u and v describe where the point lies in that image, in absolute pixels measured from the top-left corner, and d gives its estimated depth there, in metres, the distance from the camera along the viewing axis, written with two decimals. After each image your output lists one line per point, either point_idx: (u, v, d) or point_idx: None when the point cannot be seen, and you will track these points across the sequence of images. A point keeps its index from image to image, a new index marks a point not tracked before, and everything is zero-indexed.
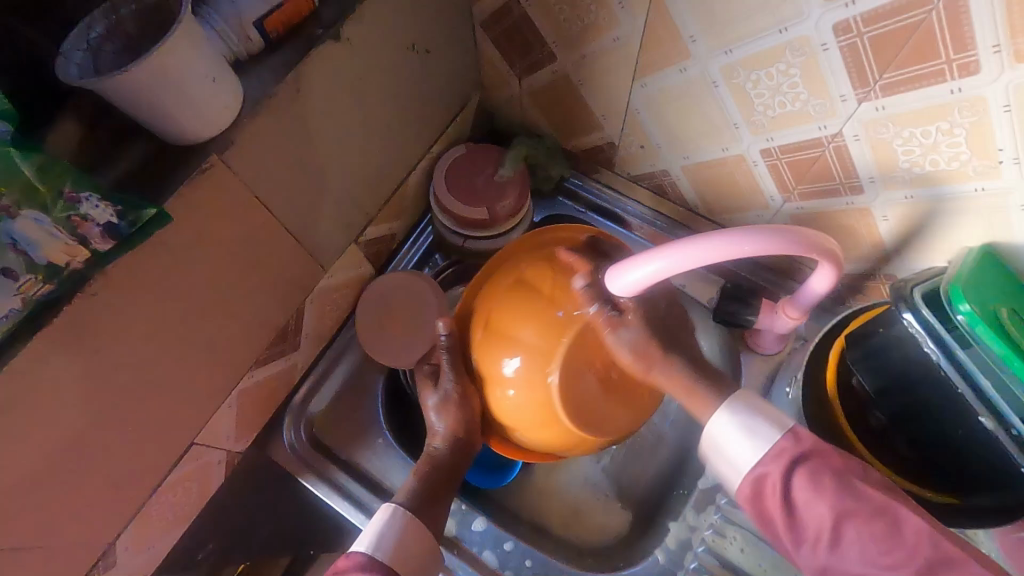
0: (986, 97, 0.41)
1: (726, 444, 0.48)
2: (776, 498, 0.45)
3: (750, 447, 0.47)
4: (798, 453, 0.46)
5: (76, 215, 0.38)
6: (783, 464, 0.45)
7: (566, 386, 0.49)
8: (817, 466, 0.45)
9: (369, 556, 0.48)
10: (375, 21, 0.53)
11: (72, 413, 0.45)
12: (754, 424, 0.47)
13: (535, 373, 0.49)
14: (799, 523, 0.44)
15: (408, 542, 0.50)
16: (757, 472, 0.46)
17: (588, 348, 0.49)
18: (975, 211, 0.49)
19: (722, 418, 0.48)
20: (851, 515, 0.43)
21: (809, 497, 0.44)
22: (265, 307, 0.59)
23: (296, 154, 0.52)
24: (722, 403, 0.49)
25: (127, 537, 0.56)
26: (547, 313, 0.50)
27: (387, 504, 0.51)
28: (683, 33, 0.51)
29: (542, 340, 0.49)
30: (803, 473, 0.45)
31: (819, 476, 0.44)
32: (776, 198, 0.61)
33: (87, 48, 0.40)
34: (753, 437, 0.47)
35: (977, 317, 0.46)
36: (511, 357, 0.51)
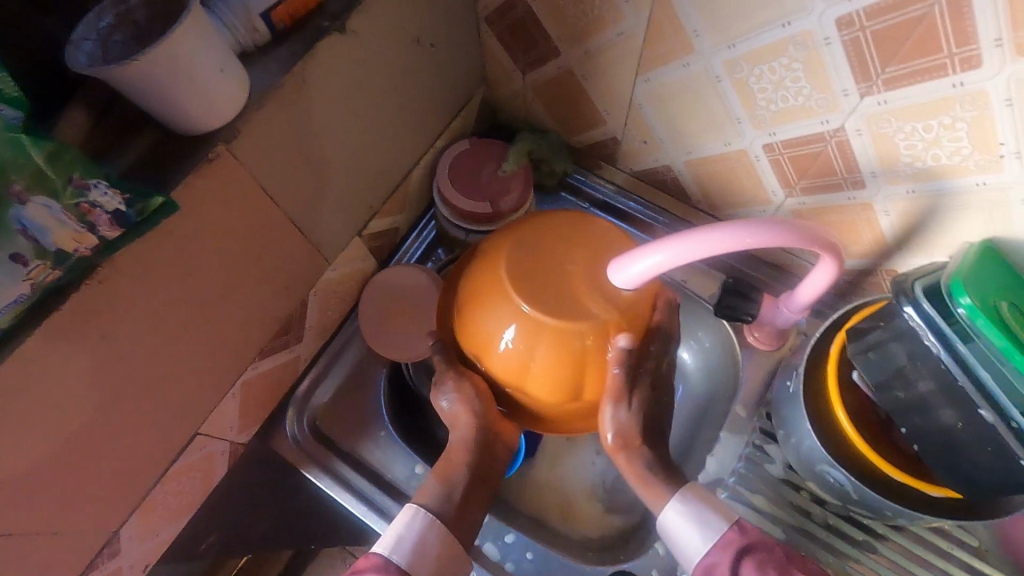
0: (987, 91, 0.41)
1: (678, 533, 0.52)
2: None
3: (700, 541, 0.51)
4: (743, 544, 0.50)
5: (85, 203, 0.39)
6: (730, 555, 0.49)
7: (528, 283, 0.49)
8: (762, 558, 0.49)
9: (386, 557, 0.50)
10: (381, 14, 0.54)
11: (78, 401, 0.45)
12: (703, 517, 0.52)
13: (509, 300, 0.49)
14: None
15: (428, 546, 0.51)
16: (706, 563, 0.50)
17: (528, 246, 0.51)
18: (976, 206, 0.49)
19: (673, 509, 0.53)
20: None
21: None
22: (269, 299, 0.59)
23: (302, 146, 0.52)
24: (674, 495, 0.53)
25: (131, 526, 0.57)
26: (490, 257, 0.53)
27: (410, 504, 0.53)
28: (686, 28, 0.52)
29: (490, 274, 0.52)
30: (749, 563, 0.49)
31: (764, 567, 0.48)
32: (778, 193, 0.61)
33: (96, 37, 0.41)
34: (703, 532, 0.51)
35: (977, 309, 0.46)
36: (488, 320, 0.51)
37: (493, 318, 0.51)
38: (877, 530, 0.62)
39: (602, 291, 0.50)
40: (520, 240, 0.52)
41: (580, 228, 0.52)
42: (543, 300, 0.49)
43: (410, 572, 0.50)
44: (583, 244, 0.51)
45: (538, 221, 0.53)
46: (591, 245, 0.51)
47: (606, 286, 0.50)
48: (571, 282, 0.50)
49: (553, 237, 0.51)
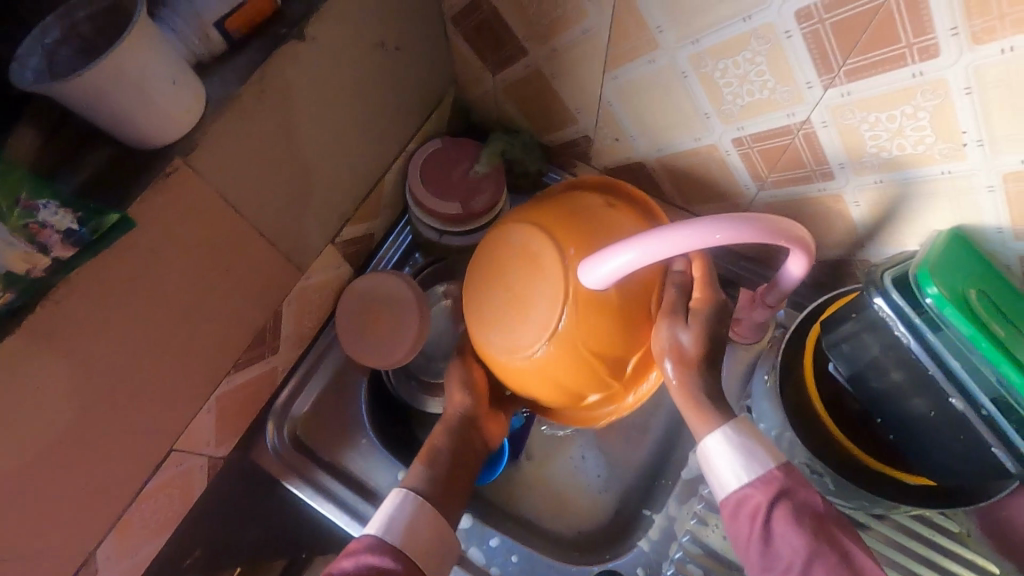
0: (947, 80, 0.41)
1: (717, 461, 0.50)
2: (755, 522, 0.47)
3: (741, 474, 0.49)
4: (786, 486, 0.48)
5: (34, 223, 0.38)
6: (770, 493, 0.47)
7: (479, 325, 0.56)
8: (800, 502, 0.47)
9: (379, 538, 0.49)
10: (341, 18, 0.53)
11: (43, 424, 0.45)
12: (751, 451, 0.49)
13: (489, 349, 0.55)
14: (772, 551, 0.46)
15: (419, 529, 0.50)
16: (742, 494, 0.48)
17: (475, 285, 0.56)
18: (941, 195, 0.49)
19: (719, 438, 0.50)
20: (824, 555, 0.44)
21: (789, 530, 0.45)
22: (241, 311, 0.58)
23: (265, 155, 0.52)
24: (725, 424, 0.51)
25: (109, 545, 0.56)
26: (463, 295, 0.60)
27: (398, 490, 0.52)
28: (650, 24, 0.51)
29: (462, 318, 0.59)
30: (786, 506, 0.46)
31: (800, 514, 0.46)
32: (750, 186, 0.61)
33: (42, 53, 0.40)
34: (747, 464, 0.49)
35: (944, 299, 0.46)
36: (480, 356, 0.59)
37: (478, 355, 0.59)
38: (861, 520, 0.61)
39: (541, 298, 0.52)
40: (474, 288, 0.57)
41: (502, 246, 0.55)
42: (490, 339, 0.55)
43: (404, 551, 0.49)
44: (511, 267, 0.54)
45: (480, 250, 0.57)
46: (515, 263, 0.54)
47: (535, 300, 0.52)
48: (508, 310, 0.53)
49: (489, 267, 0.55)
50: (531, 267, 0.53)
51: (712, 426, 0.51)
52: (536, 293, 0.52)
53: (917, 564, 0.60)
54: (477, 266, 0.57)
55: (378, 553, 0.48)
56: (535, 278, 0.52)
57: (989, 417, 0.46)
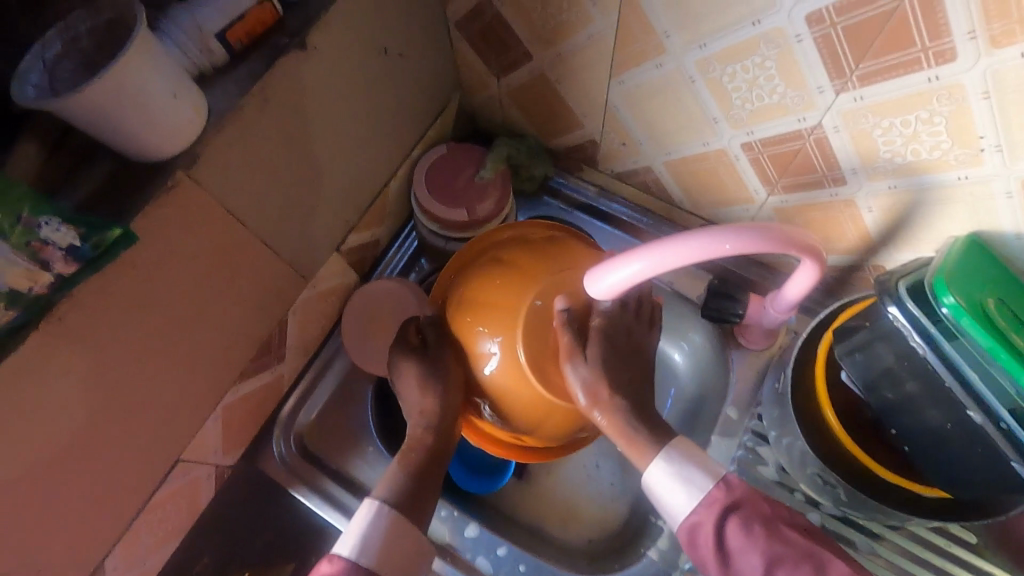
0: (964, 84, 0.40)
1: (663, 491, 0.51)
2: (709, 547, 0.47)
3: (687, 498, 0.50)
4: (730, 501, 0.49)
5: (36, 240, 0.37)
6: (716, 513, 0.48)
7: (536, 358, 0.53)
8: (748, 514, 0.48)
9: (354, 561, 0.47)
10: (343, 26, 0.52)
11: (49, 439, 0.45)
12: (686, 474, 0.50)
13: (491, 332, 0.54)
14: (735, 571, 0.47)
15: (394, 543, 0.49)
16: (691, 522, 0.49)
17: (542, 317, 0.53)
18: (957, 200, 0.48)
19: (660, 467, 0.51)
20: (782, 561, 0.45)
21: (743, 546, 0.46)
22: (246, 320, 0.58)
23: (269, 165, 0.51)
24: (660, 452, 0.52)
25: (117, 556, 0.56)
26: (497, 303, 0.55)
27: (369, 502, 0.51)
28: (656, 29, 0.50)
29: (504, 330, 0.54)
30: (734, 521, 0.47)
31: (750, 525, 0.47)
32: (760, 191, 0.60)
33: (44, 68, 0.40)
34: (688, 489, 0.50)
35: (962, 309, 0.45)
36: (478, 362, 0.56)
37: (487, 367, 0.55)
38: (872, 529, 0.61)
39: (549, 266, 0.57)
40: (472, 282, 0.58)
41: (499, 241, 0.61)
42: (542, 380, 0.53)
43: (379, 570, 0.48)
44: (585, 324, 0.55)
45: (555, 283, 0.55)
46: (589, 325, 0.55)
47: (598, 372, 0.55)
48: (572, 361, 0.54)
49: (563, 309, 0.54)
50: (533, 249, 0.59)
51: (647, 458, 0.52)
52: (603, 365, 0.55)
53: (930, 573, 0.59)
54: (474, 263, 0.60)
55: None
56: (540, 257, 0.58)
57: (1009, 430, 0.45)
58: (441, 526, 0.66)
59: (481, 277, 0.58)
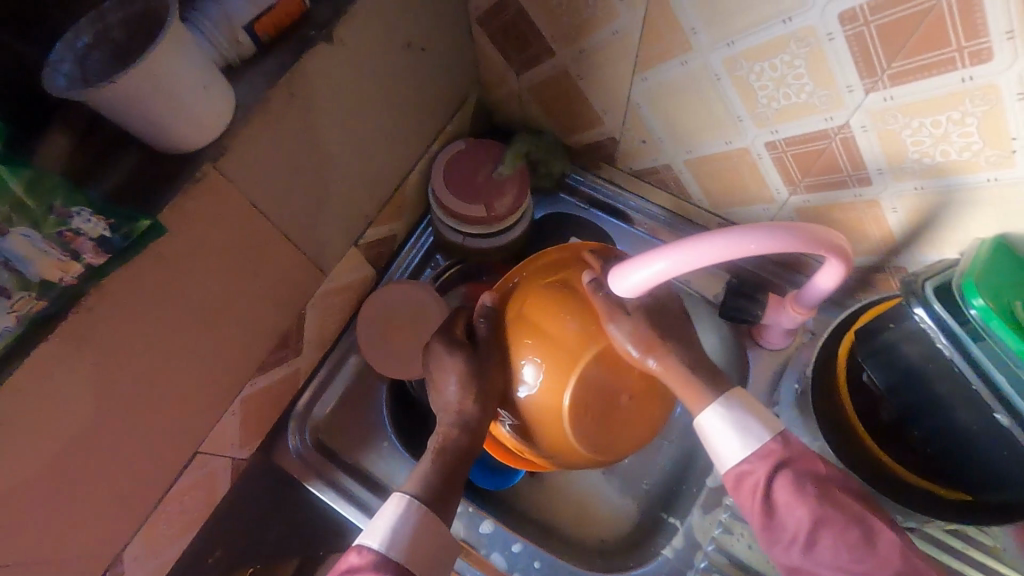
0: (999, 85, 0.40)
1: (715, 440, 0.50)
2: (756, 496, 0.47)
3: (739, 448, 0.48)
4: (785, 456, 0.48)
5: (68, 230, 0.38)
6: (769, 466, 0.47)
7: (574, 405, 0.51)
8: (800, 471, 0.47)
9: (381, 554, 0.47)
10: (368, 19, 0.52)
11: (75, 429, 0.45)
12: (744, 425, 0.49)
13: (546, 369, 0.51)
14: (777, 524, 0.46)
15: (423, 538, 0.48)
16: (741, 470, 0.48)
17: (594, 366, 0.51)
18: (985, 202, 0.47)
19: (715, 413, 0.49)
20: (829, 523, 0.45)
21: (791, 501, 0.46)
22: (265, 314, 0.58)
23: (292, 158, 0.51)
24: (718, 399, 0.50)
25: (136, 546, 0.56)
26: (553, 332, 0.51)
27: (398, 496, 0.50)
28: (684, 26, 0.50)
29: (560, 369, 0.51)
30: (786, 476, 0.46)
31: (802, 482, 0.46)
32: (782, 191, 0.60)
33: (75, 58, 0.40)
34: (743, 438, 0.49)
35: (992, 312, 0.44)
36: (515, 380, 0.53)
37: (527, 394, 0.52)
38: None
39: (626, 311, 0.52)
40: (541, 303, 0.53)
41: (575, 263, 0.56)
42: (577, 430, 0.51)
43: (406, 566, 0.47)
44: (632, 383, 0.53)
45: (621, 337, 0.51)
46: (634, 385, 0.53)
47: (627, 431, 0.54)
48: (608, 416, 0.52)
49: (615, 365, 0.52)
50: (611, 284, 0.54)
51: (705, 403, 0.50)
52: (634, 424, 0.54)
53: None
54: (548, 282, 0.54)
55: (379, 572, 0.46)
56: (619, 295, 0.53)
57: None
58: (457, 522, 0.66)
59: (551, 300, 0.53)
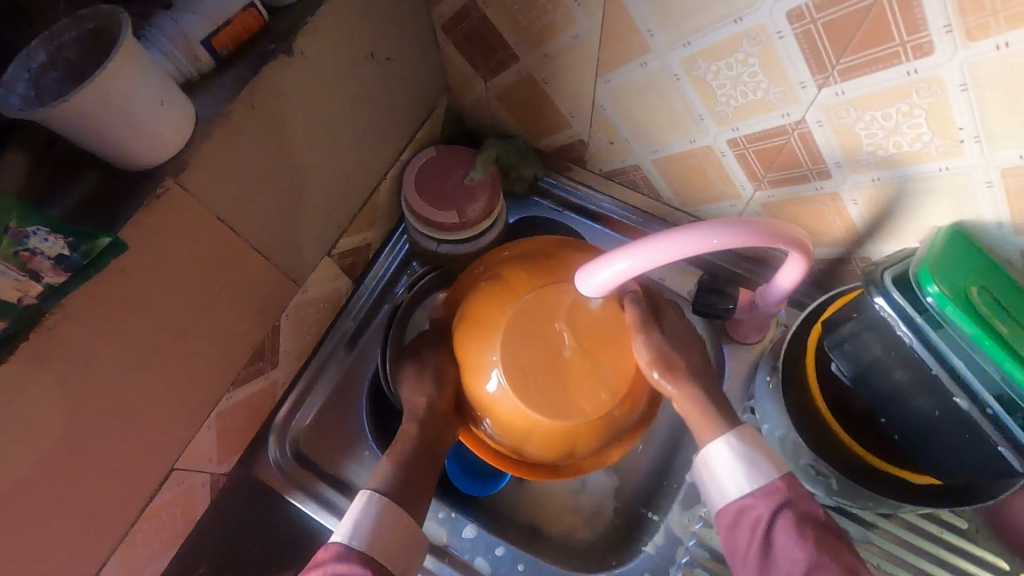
0: (942, 78, 0.41)
1: (720, 471, 0.51)
2: (754, 532, 0.47)
3: (743, 483, 0.49)
4: (787, 497, 0.48)
5: (24, 250, 0.38)
6: (771, 503, 0.48)
7: (512, 376, 0.51)
8: (802, 513, 0.47)
9: (346, 546, 0.48)
10: (328, 30, 0.52)
11: (43, 450, 0.45)
12: (753, 462, 0.50)
13: (499, 352, 0.51)
14: (770, 561, 0.46)
15: (386, 529, 0.49)
16: (744, 504, 0.49)
17: (520, 339, 0.51)
18: (940, 191, 0.48)
19: (724, 446, 0.51)
20: (825, 569, 0.44)
21: (790, 540, 0.45)
22: (238, 328, 0.58)
23: (257, 170, 0.51)
24: (727, 435, 0.52)
25: (112, 567, 0.56)
26: (482, 319, 0.54)
27: (364, 491, 0.51)
28: (641, 28, 0.51)
29: (510, 346, 0.51)
30: (787, 518, 0.47)
31: (802, 524, 0.46)
32: (747, 186, 0.61)
33: (29, 78, 0.40)
34: (749, 474, 0.50)
35: (946, 298, 0.46)
36: (472, 382, 0.54)
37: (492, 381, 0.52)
38: (865, 518, 0.61)
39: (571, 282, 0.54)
40: (488, 296, 0.55)
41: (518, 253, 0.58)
42: (533, 401, 0.50)
43: (372, 555, 0.48)
44: (574, 334, 0.51)
45: (540, 295, 0.52)
46: (578, 337, 0.51)
47: (590, 390, 0.51)
48: (558, 377, 0.51)
49: (546, 322, 0.51)
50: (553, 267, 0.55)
51: (717, 433, 0.52)
52: (605, 398, 0.52)
53: (928, 562, 0.59)
54: (497, 275, 0.56)
55: (345, 561, 0.47)
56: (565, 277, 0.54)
57: (995, 416, 0.46)
58: (438, 528, 0.66)
59: (493, 290, 0.55)
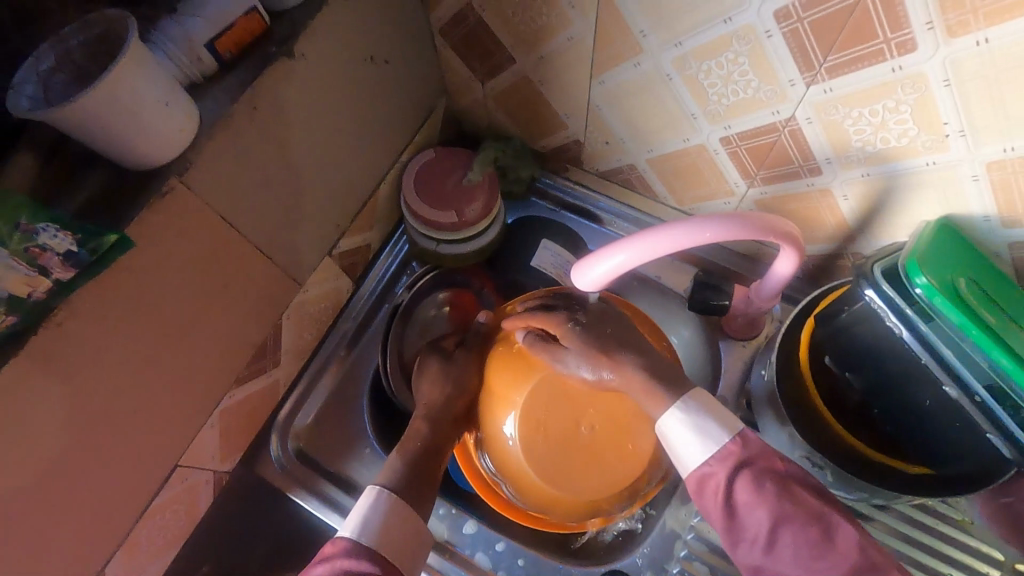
0: (926, 73, 0.42)
1: (676, 441, 0.49)
2: (717, 499, 0.46)
3: (699, 450, 0.48)
4: (744, 457, 0.47)
5: (34, 246, 0.39)
6: (728, 468, 0.46)
7: (531, 427, 0.55)
8: (761, 470, 0.46)
9: (354, 541, 0.48)
10: (328, 33, 0.54)
11: (50, 444, 0.45)
12: (704, 428, 0.48)
13: (529, 411, 0.55)
14: (737, 524, 0.45)
15: (393, 526, 0.50)
16: (702, 473, 0.47)
17: (548, 401, 0.55)
18: (928, 186, 0.49)
19: (675, 415, 0.50)
20: (790, 520, 0.43)
21: (751, 501, 0.44)
22: (241, 326, 0.59)
23: (259, 170, 0.52)
24: (677, 402, 0.50)
25: (117, 564, 0.56)
26: (525, 360, 0.56)
27: (371, 487, 0.52)
28: (633, 29, 0.52)
29: (538, 409, 0.55)
30: (746, 477, 0.45)
31: (761, 481, 0.45)
32: (740, 183, 0.62)
33: (38, 79, 0.41)
34: (702, 441, 0.48)
35: (934, 288, 0.46)
36: (490, 412, 0.57)
37: (507, 430, 0.56)
38: (863, 511, 0.62)
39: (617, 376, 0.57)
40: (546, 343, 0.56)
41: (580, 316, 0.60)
42: (535, 466, 0.55)
43: (379, 551, 0.48)
44: (593, 416, 0.56)
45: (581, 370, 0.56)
46: (594, 420, 0.56)
47: (587, 471, 0.56)
48: (567, 443, 0.55)
49: (573, 395, 0.56)
50: None
51: (665, 405, 0.50)
52: (595, 480, 0.57)
53: (923, 554, 0.60)
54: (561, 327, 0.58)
55: (353, 557, 0.47)
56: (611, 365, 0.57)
57: (984, 403, 0.47)
58: (439, 524, 0.67)
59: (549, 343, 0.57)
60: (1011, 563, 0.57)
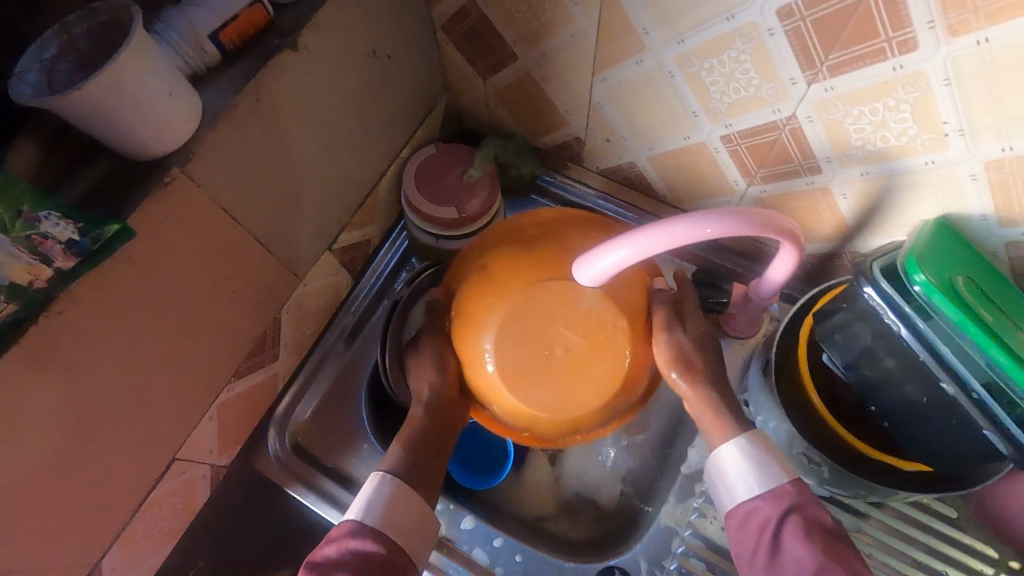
0: (926, 72, 0.42)
1: (731, 473, 0.52)
2: (762, 534, 0.48)
3: (752, 486, 0.51)
4: (796, 500, 0.49)
5: (36, 234, 0.39)
6: (780, 505, 0.49)
7: (507, 371, 0.50)
8: (810, 517, 0.48)
9: (358, 522, 0.49)
10: (332, 27, 0.54)
11: (49, 435, 0.45)
12: (762, 464, 0.52)
13: (496, 345, 0.50)
14: (777, 562, 0.47)
15: (401, 506, 0.51)
16: (751, 506, 0.50)
17: (517, 329, 0.50)
18: (926, 184, 0.50)
19: (736, 450, 0.53)
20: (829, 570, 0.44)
21: (794, 540, 0.47)
22: (241, 319, 0.59)
23: (262, 162, 0.52)
24: (740, 438, 0.53)
25: (113, 557, 0.56)
26: (473, 316, 0.52)
27: (375, 472, 0.53)
28: (636, 26, 0.52)
29: (509, 338, 0.50)
30: (795, 518, 0.48)
31: (810, 527, 0.47)
32: (740, 182, 0.62)
33: (40, 68, 0.41)
34: (758, 477, 0.51)
35: (932, 286, 0.47)
36: (471, 372, 0.53)
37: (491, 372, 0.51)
38: (859, 509, 0.63)
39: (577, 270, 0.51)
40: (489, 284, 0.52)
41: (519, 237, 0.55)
42: (532, 393, 0.50)
43: (385, 530, 0.50)
44: (572, 325, 0.50)
45: (537, 285, 0.50)
46: (577, 327, 0.50)
47: (590, 378, 0.50)
48: (553, 368, 0.50)
49: (542, 311, 0.50)
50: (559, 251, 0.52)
51: (729, 436, 0.54)
52: (608, 389, 0.51)
53: (920, 552, 0.60)
54: (497, 258, 0.53)
55: (356, 537, 0.48)
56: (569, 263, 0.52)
57: (980, 400, 0.47)
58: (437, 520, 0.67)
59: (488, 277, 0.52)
60: (1004, 560, 0.59)
